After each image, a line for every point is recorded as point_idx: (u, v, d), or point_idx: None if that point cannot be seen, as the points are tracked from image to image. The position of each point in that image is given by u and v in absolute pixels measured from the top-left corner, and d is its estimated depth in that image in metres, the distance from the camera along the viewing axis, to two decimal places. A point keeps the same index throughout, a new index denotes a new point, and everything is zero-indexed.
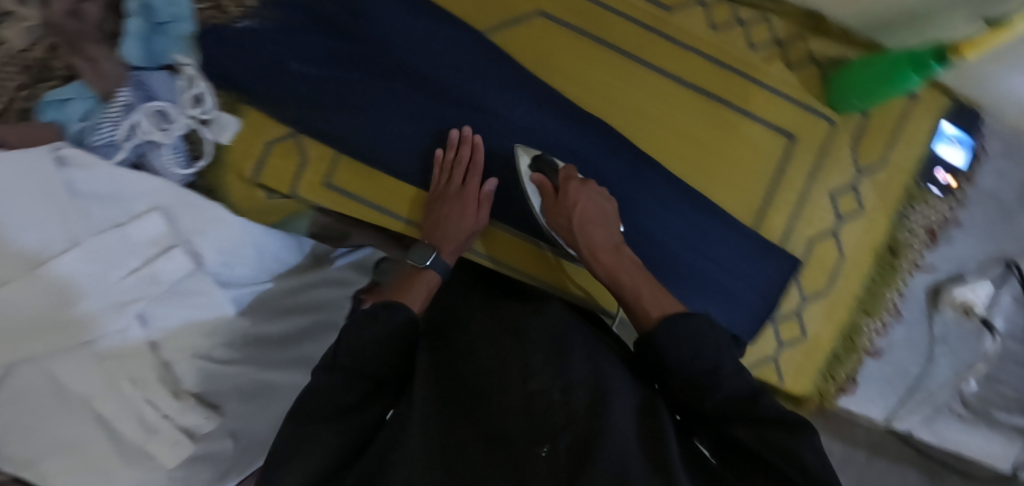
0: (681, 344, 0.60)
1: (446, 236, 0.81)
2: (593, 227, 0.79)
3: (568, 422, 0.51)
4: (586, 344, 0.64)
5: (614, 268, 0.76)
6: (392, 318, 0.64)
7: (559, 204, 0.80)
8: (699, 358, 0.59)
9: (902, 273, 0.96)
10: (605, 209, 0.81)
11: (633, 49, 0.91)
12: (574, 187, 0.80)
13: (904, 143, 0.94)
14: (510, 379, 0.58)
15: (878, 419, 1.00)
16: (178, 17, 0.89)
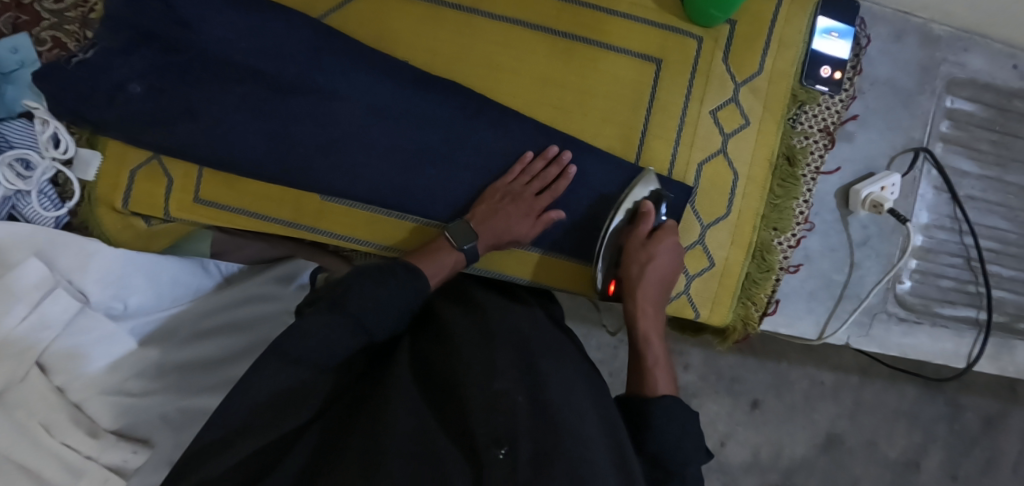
0: (671, 422, 0.66)
1: (490, 229, 0.82)
2: (652, 280, 0.80)
3: (533, 427, 0.54)
4: (569, 357, 0.68)
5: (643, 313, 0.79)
6: (405, 279, 0.69)
7: (639, 253, 0.81)
8: (684, 432, 0.65)
9: (805, 181, 0.91)
10: (674, 269, 0.83)
11: (474, 4, 0.87)
12: (670, 241, 0.82)
13: (779, 45, 0.89)
14: (481, 372, 0.61)
15: (812, 336, 0.95)
16: (25, 63, 0.91)
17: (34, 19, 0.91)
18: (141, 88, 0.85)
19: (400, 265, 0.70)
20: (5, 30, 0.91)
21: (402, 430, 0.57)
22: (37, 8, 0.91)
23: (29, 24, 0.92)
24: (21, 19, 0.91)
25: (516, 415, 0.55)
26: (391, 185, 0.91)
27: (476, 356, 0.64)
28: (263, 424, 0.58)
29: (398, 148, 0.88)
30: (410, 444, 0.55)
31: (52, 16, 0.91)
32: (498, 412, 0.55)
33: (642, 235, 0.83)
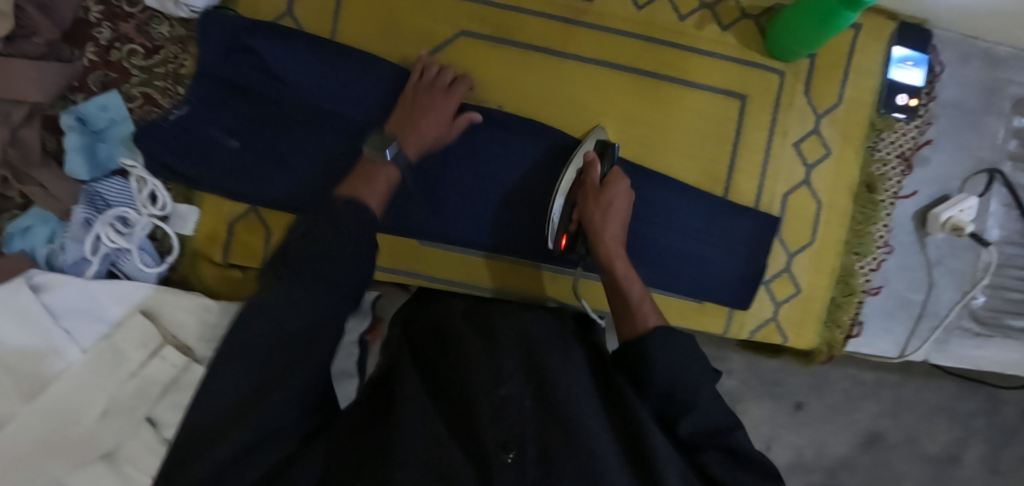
0: (672, 357, 0.68)
1: (413, 127, 0.78)
2: (614, 224, 0.80)
3: (540, 433, 0.63)
4: (559, 350, 0.72)
5: (611, 257, 0.79)
6: (344, 214, 0.62)
7: (592, 201, 0.81)
8: (685, 370, 0.68)
9: (884, 205, 0.93)
10: (630, 212, 0.82)
11: (563, 47, 0.88)
12: (620, 181, 0.82)
13: (857, 75, 0.91)
14: (487, 386, 0.66)
15: (893, 354, 0.97)
16: (115, 120, 0.92)
17: (123, 76, 0.93)
18: (239, 143, 0.88)
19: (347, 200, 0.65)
20: (95, 88, 0.93)
21: (415, 437, 0.60)
22: (125, 64, 0.92)
23: (117, 81, 0.93)
24: (110, 76, 0.93)
25: (523, 420, 0.63)
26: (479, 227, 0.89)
27: (481, 371, 0.68)
28: (240, 429, 0.54)
29: (489, 190, 0.88)
30: (423, 453, 0.59)
31: (141, 73, 0.92)
32: (506, 419, 0.63)
33: (591, 184, 0.82)
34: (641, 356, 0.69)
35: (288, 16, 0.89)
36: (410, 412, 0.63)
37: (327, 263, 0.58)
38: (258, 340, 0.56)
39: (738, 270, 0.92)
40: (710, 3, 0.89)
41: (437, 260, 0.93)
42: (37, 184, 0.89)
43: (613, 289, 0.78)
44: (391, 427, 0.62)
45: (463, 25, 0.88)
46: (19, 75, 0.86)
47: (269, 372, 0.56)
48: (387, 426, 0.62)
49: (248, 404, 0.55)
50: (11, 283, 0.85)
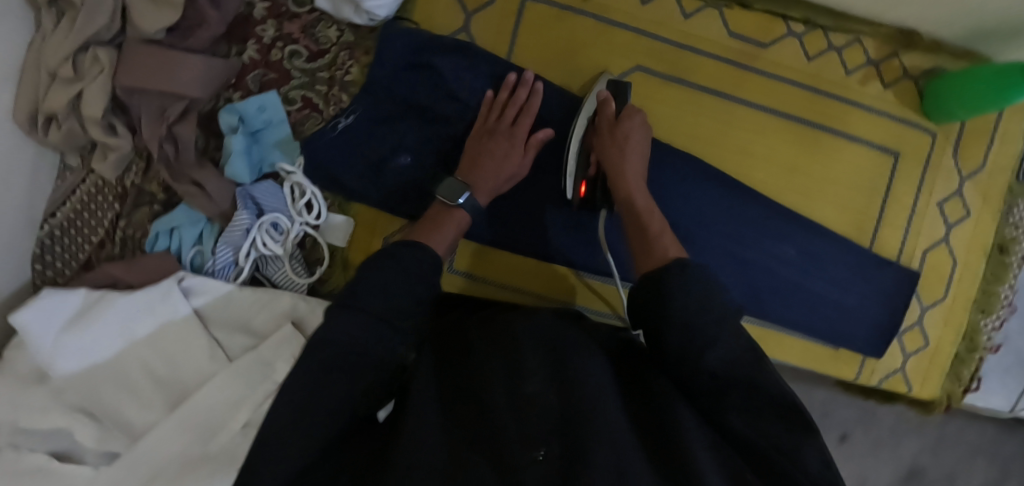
0: (689, 294, 0.60)
1: (484, 174, 0.80)
2: (631, 163, 0.77)
3: (563, 424, 0.53)
4: (580, 344, 0.65)
5: (630, 191, 0.75)
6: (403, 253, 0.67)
7: (605, 138, 0.79)
8: (702, 308, 0.59)
9: (1014, 269, 0.95)
10: (644, 153, 0.79)
11: (735, 91, 0.90)
12: (631, 118, 0.80)
13: (1002, 141, 0.94)
14: (503, 380, 0.60)
15: (1004, 409, 0.98)
16: (271, 122, 0.89)
17: (282, 77, 0.91)
18: (411, 159, 0.88)
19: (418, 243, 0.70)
20: (253, 88, 0.91)
21: (429, 436, 0.54)
22: (286, 66, 0.91)
23: (276, 82, 0.91)
24: (269, 77, 0.91)
25: (545, 416, 0.55)
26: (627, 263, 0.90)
27: (496, 364, 0.62)
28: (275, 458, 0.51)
29: None
30: (439, 458, 0.52)
31: (302, 75, 0.91)
32: (530, 415, 0.55)
33: (608, 120, 0.80)
34: (659, 309, 0.61)
35: (463, 32, 0.89)
36: (428, 422, 0.56)
37: (392, 270, 0.65)
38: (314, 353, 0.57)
39: (879, 320, 0.93)
40: (876, 61, 0.92)
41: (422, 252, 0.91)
42: (193, 183, 0.88)
43: (637, 221, 0.73)
44: (406, 430, 0.56)
45: (640, 60, 0.90)
46: (184, 68, 0.85)
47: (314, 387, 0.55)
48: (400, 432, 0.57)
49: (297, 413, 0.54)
50: (163, 284, 0.85)
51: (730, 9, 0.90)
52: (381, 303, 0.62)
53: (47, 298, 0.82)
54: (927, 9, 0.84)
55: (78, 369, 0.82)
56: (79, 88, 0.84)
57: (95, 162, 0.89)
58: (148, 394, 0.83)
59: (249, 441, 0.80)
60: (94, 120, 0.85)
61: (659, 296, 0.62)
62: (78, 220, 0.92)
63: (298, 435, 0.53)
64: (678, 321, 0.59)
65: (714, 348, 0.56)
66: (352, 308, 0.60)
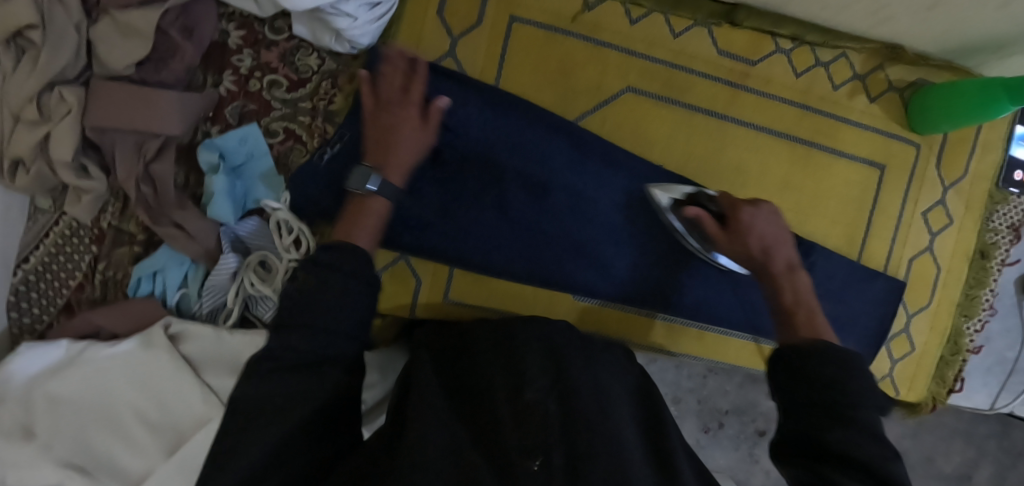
0: (853, 371, 0.56)
1: (388, 158, 0.74)
2: (779, 250, 0.73)
3: (565, 436, 0.59)
4: (582, 360, 0.71)
5: (778, 280, 0.71)
6: (348, 262, 0.59)
7: (735, 242, 0.74)
8: (836, 389, 0.55)
9: (993, 272, 0.98)
10: (781, 228, 0.75)
11: (726, 110, 0.91)
12: (749, 216, 0.74)
13: (983, 150, 0.96)
14: (507, 389, 0.64)
15: (984, 406, 1.01)
16: (253, 156, 0.87)
17: (262, 108, 0.88)
18: (403, 190, 0.85)
19: (338, 245, 0.61)
20: (232, 121, 0.88)
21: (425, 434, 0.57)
22: (266, 96, 0.87)
23: (256, 114, 0.88)
24: (248, 108, 0.87)
25: (548, 424, 0.59)
26: (620, 280, 0.91)
27: (497, 374, 0.67)
28: (257, 441, 0.52)
29: (638, 246, 0.90)
30: (443, 459, 0.55)
31: (284, 106, 0.88)
32: (534, 422, 0.59)
33: (732, 220, 0.75)
34: (809, 383, 0.57)
35: (449, 57, 0.87)
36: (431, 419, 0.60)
37: (333, 274, 0.58)
38: (282, 353, 0.55)
39: (868, 329, 0.95)
40: (863, 75, 0.92)
41: (400, 286, 0.90)
42: (172, 225, 0.84)
43: (789, 317, 0.67)
44: (407, 427, 0.59)
45: (632, 81, 0.89)
46: (158, 105, 0.81)
47: (290, 368, 0.55)
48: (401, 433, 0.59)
49: (278, 408, 0.53)
50: (149, 331, 0.83)
51: (720, 27, 0.89)
52: (337, 324, 0.57)
53: (30, 352, 0.81)
54: (916, 25, 0.84)
55: (65, 422, 0.78)
56: (45, 130, 0.79)
57: (69, 205, 0.85)
58: (141, 442, 0.80)
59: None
60: (64, 163, 0.81)
61: (808, 377, 0.57)
62: (54, 264, 0.89)
63: (266, 429, 0.52)
64: (828, 395, 0.55)
65: (851, 432, 0.53)
66: (302, 325, 0.55)
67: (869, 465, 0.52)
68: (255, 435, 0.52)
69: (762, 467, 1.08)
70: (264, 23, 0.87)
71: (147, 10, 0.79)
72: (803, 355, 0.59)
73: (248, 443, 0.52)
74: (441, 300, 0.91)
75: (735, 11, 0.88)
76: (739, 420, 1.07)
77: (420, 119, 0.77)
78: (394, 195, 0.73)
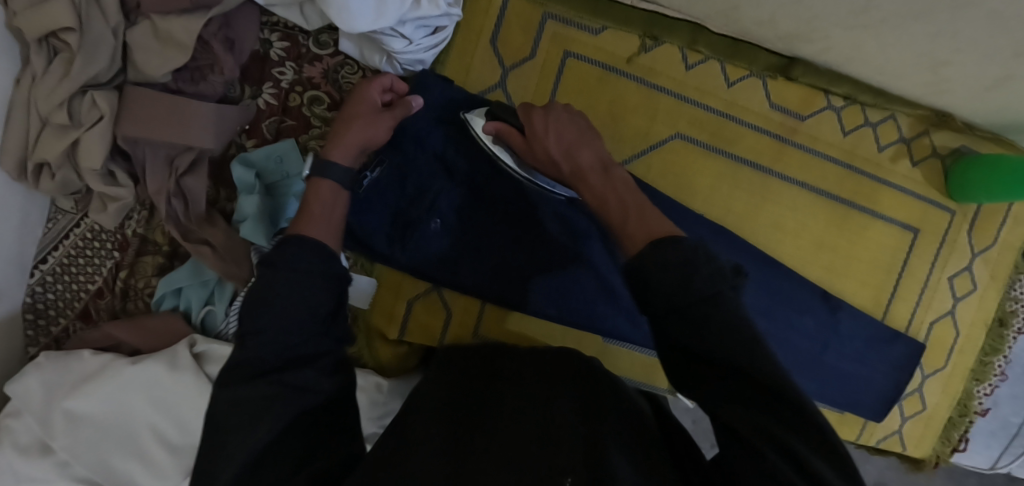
0: (683, 266, 0.49)
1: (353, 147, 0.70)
2: (582, 151, 0.68)
3: (586, 449, 0.51)
4: (613, 386, 0.64)
5: (588, 183, 0.66)
6: (291, 252, 0.55)
7: (533, 149, 0.71)
8: (693, 286, 0.47)
9: (1009, 339, 0.99)
10: (583, 130, 0.71)
11: (771, 164, 0.90)
12: (540, 120, 0.71)
13: (1014, 220, 0.96)
14: (528, 407, 0.58)
15: (985, 466, 1.03)
16: (288, 175, 0.84)
17: (301, 125, 0.84)
18: (442, 224, 0.84)
19: (291, 240, 0.56)
20: (268, 135, 0.85)
21: (426, 459, 0.51)
22: (306, 113, 0.84)
23: (294, 130, 0.85)
24: (287, 124, 0.84)
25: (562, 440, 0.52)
26: (652, 329, 0.89)
27: (516, 394, 0.61)
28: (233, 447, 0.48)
29: None
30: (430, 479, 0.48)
31: (324, 125, 0.85)
32: (548, 440, 0.52)
33: (530, 132, 0.72)
34: (660, 306, 0.49)
35: (499, 88, 0.85)
36: (435, 441, 0.54)
37: (293, 275, 0.53)
38: (252, 349, 0.51)
39: (886, 390, 0.96)
40: (908, 139, 0.92)
41: (430, 318, 0.89)
42: (202, 241, 0.82)
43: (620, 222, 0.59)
44: (410, 451, 0.53)
45: (681, 128, 0.88)
46: (195, 120, 0.78)
47: (259, 369, 0.50)
48: (403, 452, 0.53)
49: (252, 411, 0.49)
50: (175, 350, 0.80)
51: (775, 80, 0.89)
52: (292, 319, 0.52)
53: (49, 366, 0.79)
54: (972, 98, 0.83)
55: (83, 441, 0.77)
56: (73, 136, 0.76)
57: (93, 211, 0.82)
58: (160, 466, 0.78)
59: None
60: (91, 170, 0.78)
61: (648, 296, 0.49)
62: (73, 266, 0.86)
63: (239, 438, 0.48)
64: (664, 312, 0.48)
65: (708, 319, 0.46)
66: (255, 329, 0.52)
67: (765, 372, 0.45)
68: (234, 447, 0.48)
69: None
70: (309, 36, 0.84)
71: (191, 19, 0.75)
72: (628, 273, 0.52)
73: (228, 453, 0.48)
74: (470, 333, 0.90)
75: (792, 66, 0.88)
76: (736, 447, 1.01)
77: (393, 121, 0.74)
78: (348, 180, 0.68)
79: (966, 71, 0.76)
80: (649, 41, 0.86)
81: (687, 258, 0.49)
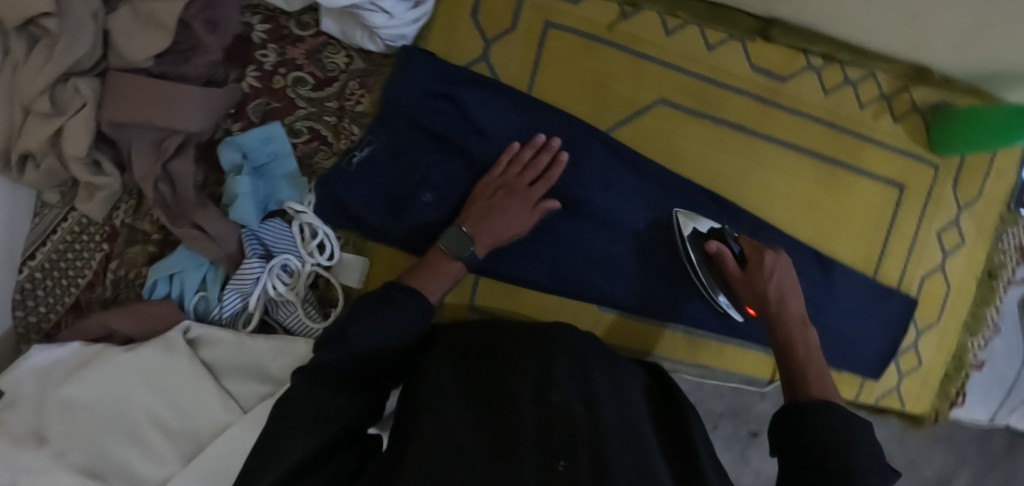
0: (835, 428, 0.57)
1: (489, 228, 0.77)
2: (795, 302, 0.75)
3: (591, 433, 0.57)
4: (606, 360, 0.71)
5: (792, 331, 0.72)
6: (404, 304, 0.66)
7: (751, 281, 0.76)
8: (848, 444, 0.56)
9: (999, 292, 1.01)
10: (800, 287, 0.77)
11: (756, 126, 0.91)
12: (773, 259, 0.77)
13: (997, 173, 0.98)
14: (531, 384, 0.63)
15: (984, 420, 1.04)
16: (276, 155, 0.84)
17: (287, 106, 0.85)
18: (433, 197, 0.84)
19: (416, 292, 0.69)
20: (254, 118, 0.85)
21: (445, 443, 0.56)
22: (291, 94, 0.84)
23: (280, 112, 0.85)
24: (272, 106, 0.85)
25: (573, 423, 0.58)
26: (646, 293, 0.90)
27: (516, 366, 0.66)
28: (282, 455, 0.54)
29: (666, 260, 0.89)
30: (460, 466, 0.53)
31: (309, 105, 0.85)
32: (559, 425, 0.57)
33: (752, 269, 0.77)
34: (795, 440, 0.58)
35: (482, 61, 0.86)
36: (446, 422, 0.59)
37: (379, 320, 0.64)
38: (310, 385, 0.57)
39: (881, 346, 0.96)
40: (889, 95, 0.93)
41: None
42: (192, 226, 0.81)
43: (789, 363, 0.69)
44: (420, 431, 0.58)
45: (665, 93, 0.89)
46: (179, 102, 0.78)
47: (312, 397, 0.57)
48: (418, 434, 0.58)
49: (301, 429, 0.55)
50: (170, 334, 0.80)
51: (756, 42, 0.90)
52: (367, 338, 0.62)
53: (40, 356, 0.79)
54: (949, 50, 0.84)
55: (77, 430, 0.76)
56: (57, 124, 0.75)
57: (81, 201, 0.82)
58: (156, 451, 0.77)
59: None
60: (77, 159, 0.78)
61: (805, 432, 0.59)
62: (62, 261, 0.85)
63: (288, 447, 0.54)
64: (815, 452, 0.56)
65: (817, 428, 0.58)
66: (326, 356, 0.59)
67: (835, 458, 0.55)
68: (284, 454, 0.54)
69: (752, 467, 1.02)
70: (290, 17, 0.84)
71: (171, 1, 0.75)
72: (801, 411, 0.60)
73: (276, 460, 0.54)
74: (465, 308, 0.91)
75: (771, 28, 0.89)
76: (732, 422, 1.01)
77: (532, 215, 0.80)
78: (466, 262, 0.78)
79: (940, 20, 0.77)
80: (628, 8, 0.87)
81: (832, 411, 0.59)
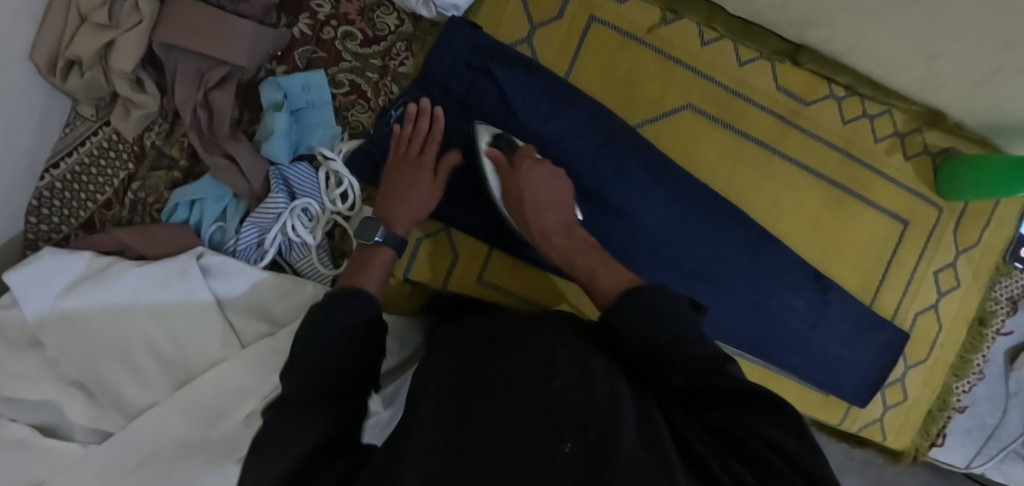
0: (647, 320, 0.58)
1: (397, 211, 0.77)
2: (548, 213, 0.76)
3: (589, 419, 0.48)
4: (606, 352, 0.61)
5: (570, 248, 0.75)
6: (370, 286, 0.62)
7: (511, 186, 0.77)
8: (661, 329, 0.57)
9: (988, 340, 1.03)
10: (557, 193, 0.77)
11: (774, 143, 0.95)
12: (533, 168, 0.76)
13: (997, 223, 1.02)
14: (531, 374, 0.55)
15: (960, 465, 1.05)
16: (313, 103, 0.86)
17: (331, 57, 0.87)
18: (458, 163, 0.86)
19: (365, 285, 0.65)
20: (299, 64, 0.87)
21: (433, 444, 0.51)
22: (337, 46, 0.87)
23: (324, 62, 0.87)
24: (318, 55, 0.87)
25: (570, 411, 0.49)
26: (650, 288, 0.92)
27: (511, 355, 0.58)
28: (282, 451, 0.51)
29: (677, 259, 0.90)
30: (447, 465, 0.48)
31: (354, 59, 0.88)
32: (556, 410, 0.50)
33: (519, 173, 0.77)
34: (690, 376, 0.55)
35: (526, 43, 0.90)
36: (438, 424, 0.53)
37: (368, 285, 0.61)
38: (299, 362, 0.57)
39: (870, 375, 0.98)
40: (902, 134, 0.98)
41: (430, 259, 0.91)
42: (223, 155, 0.83)
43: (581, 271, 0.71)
44: (418, 433, 0.53)
45: (693, 100, 0.93)
46: (234, 35, 0.80)
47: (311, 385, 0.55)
48: (413, 433, 0.53)
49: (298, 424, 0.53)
50: (181, 258, 0.80)
51: (782, 64, 0.94)
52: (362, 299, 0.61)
53: (49, 260, 0.77)
54: (961, 98, 0.89)
55: (73, 342, 0.75)
56: (111, 37, 0.78)
57: (116, 118, 0.83)
58: (148, 375, 0.77)
59: (252, 432, 0.76)
60: (121, 74, 0.80)
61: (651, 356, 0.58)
62: (84, 175, 0.86)
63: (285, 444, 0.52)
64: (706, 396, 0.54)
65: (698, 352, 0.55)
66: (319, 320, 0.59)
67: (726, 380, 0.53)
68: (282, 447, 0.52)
69: None
70: None
71: None
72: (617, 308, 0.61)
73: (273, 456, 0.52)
74: (474, 281, 0.93)
75: (799, 52, 0.94)
76: None
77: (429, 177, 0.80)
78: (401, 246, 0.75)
79: (959, 64, 0.82)
80: (669, 15, 0.92)
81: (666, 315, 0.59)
